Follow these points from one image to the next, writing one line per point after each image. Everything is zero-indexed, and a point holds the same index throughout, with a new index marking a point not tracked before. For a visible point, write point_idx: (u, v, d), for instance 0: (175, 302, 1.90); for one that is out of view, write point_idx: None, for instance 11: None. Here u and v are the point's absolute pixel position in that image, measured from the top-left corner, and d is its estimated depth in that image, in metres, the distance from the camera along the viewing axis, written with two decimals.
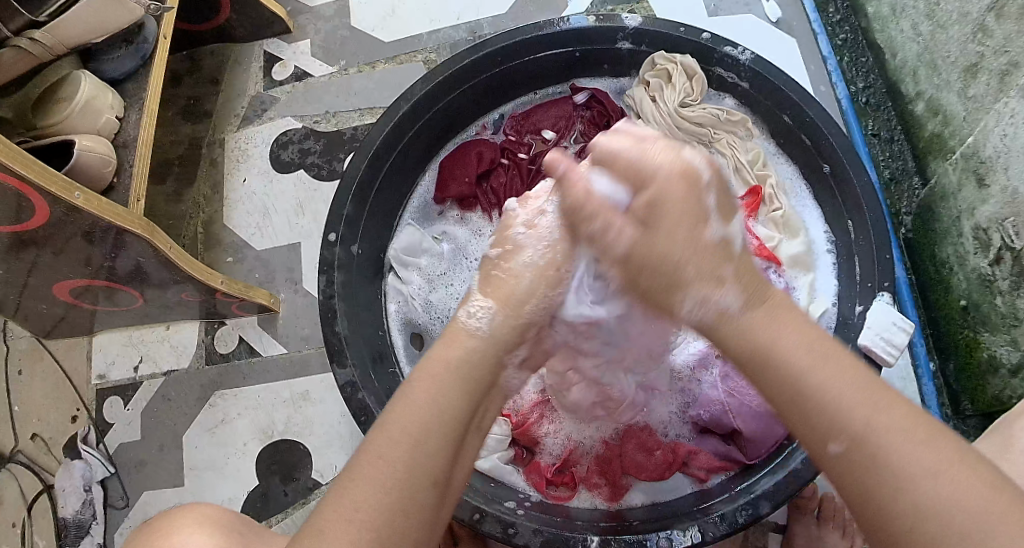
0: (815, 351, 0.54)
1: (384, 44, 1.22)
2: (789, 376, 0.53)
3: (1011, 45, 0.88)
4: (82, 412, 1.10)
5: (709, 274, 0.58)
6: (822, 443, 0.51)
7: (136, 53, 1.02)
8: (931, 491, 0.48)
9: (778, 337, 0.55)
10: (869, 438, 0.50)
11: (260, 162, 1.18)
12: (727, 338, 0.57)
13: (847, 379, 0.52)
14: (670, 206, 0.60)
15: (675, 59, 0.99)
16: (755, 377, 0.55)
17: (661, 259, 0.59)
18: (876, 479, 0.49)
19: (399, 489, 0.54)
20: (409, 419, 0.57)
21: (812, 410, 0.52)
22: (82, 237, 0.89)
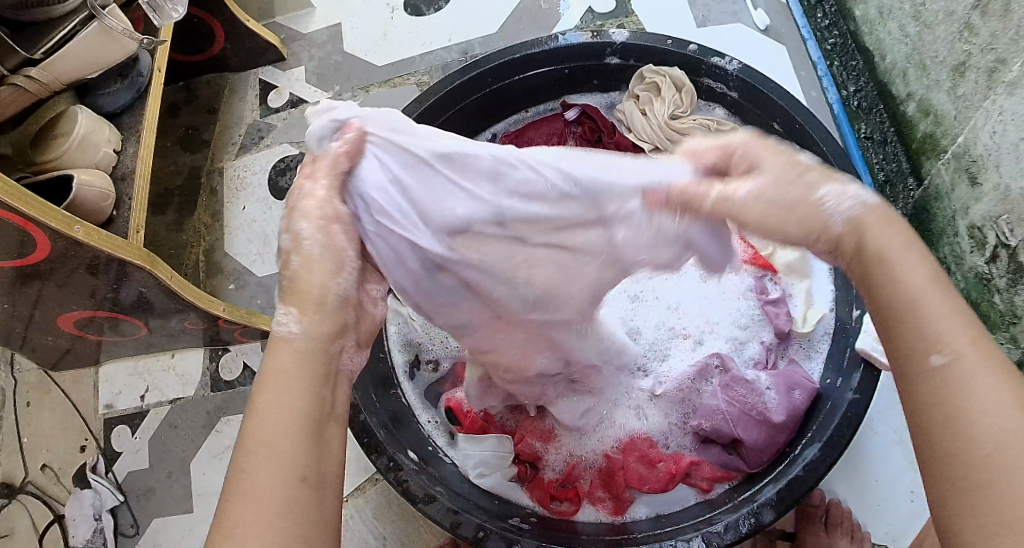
0: (937, 274, 0.52)
1: (377, 68, 1.24)
2: (908, 287, 0.52)
3: (996, 43, 0.88)
4: (90, 442, 1.11)
5: (831, 177, 0.57)
6: (923, 353, 0.50)
7: (132, 87, 1.04)
8: (1008, 425, 0.47)
9: (903, 254, 0.53)
10: (971, 358, 0.49)
11: (258, 191, 1.19)
12: (863, 243, 0.55)
13: (955, 303, 0.51)
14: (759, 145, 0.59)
15: (663, 72, 1.00)
16: (874, 285, 0.54)
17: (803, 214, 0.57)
18: (964, 404, 0.48)
19: (275, 501, 0.49)
20: (265, 424, 0.51)
21: (925, 321, 0.51)
22: (85, 270, 0.91)
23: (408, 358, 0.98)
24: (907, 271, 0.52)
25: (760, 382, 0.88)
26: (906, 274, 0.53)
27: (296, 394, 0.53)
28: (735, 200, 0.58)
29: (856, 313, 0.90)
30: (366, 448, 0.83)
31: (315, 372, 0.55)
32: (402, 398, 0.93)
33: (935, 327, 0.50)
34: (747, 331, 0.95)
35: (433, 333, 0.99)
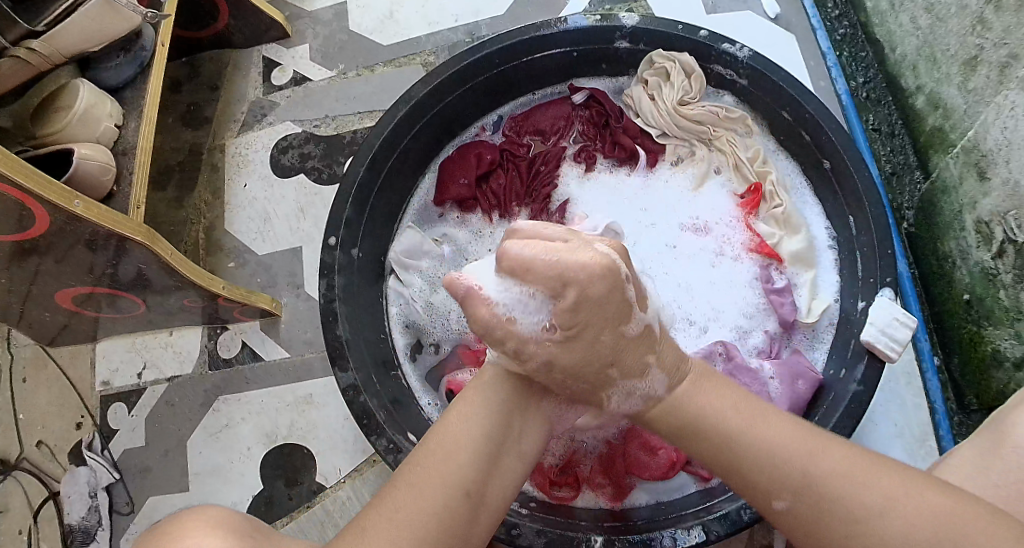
0: (744, 411, 0.65)
1: (382, 47, 1.22)
2: (724, 443, 0.64)
3: (1010, 37, 0.88)
4: (86, 419, 1.10)
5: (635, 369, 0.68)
6: (767, 499, 0.62)
7: (135, 61, 1.01)
8: (884, 527, 0.57)
9: (706, 407, 0.66)
10: (806, 491, 0.60)
11: (260, 168, 1.18)
12: (664, 411, 0.68)
13: (783, 432, 0.63)
14: (601, 314, 0.65)
15: (673, 58, 0.98)
16: (701, 446, 0.65)
17: (581, 370, 0.68)
18: (826, 526, 0.59)
19: (432, 499, 0.61)
20: (443, 436, 0.65)
21: (753, 466, 0.62)
22: (84, 245, 0.90)
23: (410, 340, 0.98)
24: (718, 422, 0.65)
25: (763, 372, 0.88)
26: (723, 418, 0.65)
27: (477, 417, 0.66)
28: (536, 346, 0.67)
29: (861, 304, 0.89)
30: (366, 429, 0.83)
31: (501, 403, 0.68)
32: (402, 381, 0.93)
33: (767, 463, 0.62)
34: (752, 321, 0.94)
35: (435, 315, 0.97)
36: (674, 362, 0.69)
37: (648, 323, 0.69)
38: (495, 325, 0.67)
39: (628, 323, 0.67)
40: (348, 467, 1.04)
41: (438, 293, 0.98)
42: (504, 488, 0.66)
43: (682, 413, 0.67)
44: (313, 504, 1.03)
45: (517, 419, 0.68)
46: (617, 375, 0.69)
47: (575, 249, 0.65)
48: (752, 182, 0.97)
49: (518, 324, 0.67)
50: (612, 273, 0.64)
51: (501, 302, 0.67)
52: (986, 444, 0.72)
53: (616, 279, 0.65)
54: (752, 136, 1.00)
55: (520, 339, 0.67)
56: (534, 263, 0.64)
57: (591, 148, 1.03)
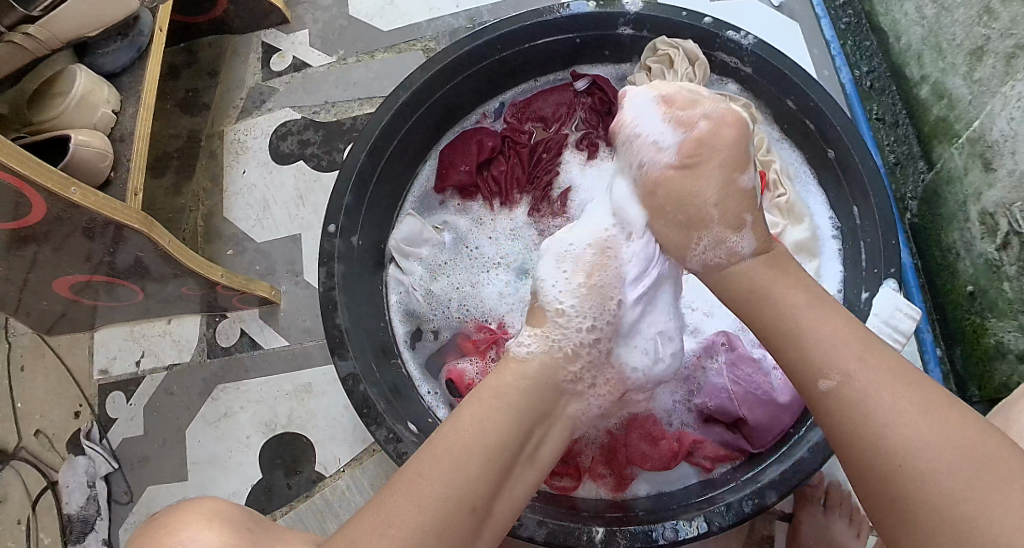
0: (816, 304, 0.62)
1: (382, 33, 1.21)
2: (793, 318, 0.62)
3: (1017, 28, 0.87)
4: (84, 408, 1.10)
5: (734, 224, 0.67)
6: (813, 378, 0.59)
7: (133, 46, 1.00)
8: (919, 430, 0.54)
9: (781, 286, 0.64)
10: (855, 377, 0.58)
11: (259, 155, 1.17)
12: (737, 276, 0.66)
13: (836, 327, 0.61)
14: (720, 154, 0.67)
15: (677, 45, 0.96)
16: (758, 320, 0.64)
17: (688, 194, 0.68)
18: (863, 419, 0.56)
19: (434, 510, 0.59)
20: (454, 441, 0.62)
21: (813, 349, 0.60)
22: (82, 233, 0.89)
23: (410, 328, 0.97)
24: (788, 303, 0.63)
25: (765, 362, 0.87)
26: (791, 304, 0.63)
27: (493, 425, 0.63)
28: (658, 169, 0.69)
29: (865, 295, 0.88)
30: (365, 419, 0.82)
31: (522, 408, 0.65)
32: (402, 369, 0.92)
33: (819, 350, 0.60)
34: None
35: (435, 304, 0.97)
36: (770, 231, 0.68)
37: (759, 188, 0.69)
38: (624, 134, 0.72)
39: (743, 172, 0.68)
40: (347, 456, 1.04)
41: (439, 281, 0.98)
42: (514, 497, 0.65)
43: (751, 285, 0.65)
44: (313, 493, 1.03)
45: (534, 429, 0.66)
46: (709, 217, 0.67)
47: (715, 103, 0.70)
48: (756, 170, 0.94)
49: (653, 151, 0.70)
50: (742, 124, 0.69)
51: (647, 132, 0.70)
52: (991, 434, 0.71)
53: (746, 131, 0.69)
54: (756, 124, 0.98)
55: (647, 154, 0.70)
56: (675, 93, 0.71)
57: (593, 135, 1.02)
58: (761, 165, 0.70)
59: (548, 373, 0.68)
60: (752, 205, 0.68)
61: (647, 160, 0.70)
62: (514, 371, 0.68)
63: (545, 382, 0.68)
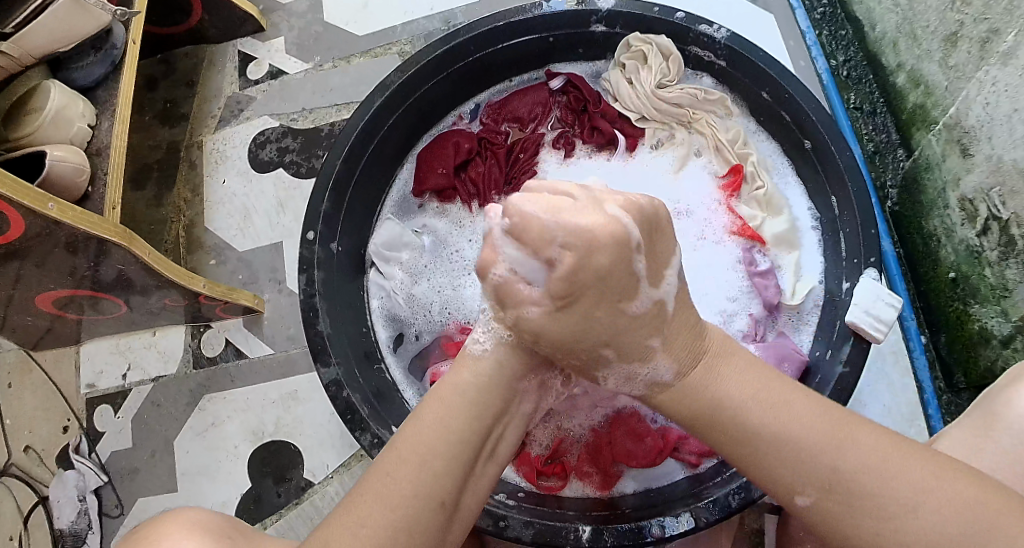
0: (762, 398, 0.62)
1: (358, 38, 1.21)
2: (751, 435, 0.61)
3: (990, 13, 0.86)
4: (73, 422, 1.09)
5: (638, 356, 0.66)
6: (790, 496, 0.60)
7: (106, 59, 1.00)
8: (916, 521, 0.57)
9: (721, 391, 0.63)
10: (833, 489, 0.59)
11: (238, 163, 1.17)
12: (666, 402, 0.66)
13: (798, 421, 0.60)
14: (605, 259, 0.61)
15: (650, 41, 0.98)
16: (705, 433, 0.64)
17: (575, 338, 0.65)
18: (859, 509, 0.58)
19: (404, 507, 0.59)
20: (417, 441, 0.61)
21: (774, 464, 0.60)
22: (64, 248, 0.88)
23: (392, 332, 0.97)
24: (730, 403, 0.63)
25: None
26: (743, 409, 0.62)
27: (452, 422, 0.62)
28: (531, 311, 0.64)
29: (846, 285, 0.88)
30: (349, 426, 0.82)
31: (478, 407, 0.64)
32: (385, 373, 0.92)
33: (789, 455, 0.60)
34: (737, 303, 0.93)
35: (417, 308, 0.97)
36: (686, 347, 0.66)
37: (660, 300, 0.65)
38: (501, 286, 0.64)
39: (631, 301, 0.63)
40: (336, 462, 1.04)
41: (420, 285, 0.98)
42: (479, 490, 0.65)
43: (684, 403, 0.65)
44: (302, 501, 1.03)
45: (494, 426, 0.65)
46: (610, 362, 0.67)
47: (581, 211, 0.61)
48: (733, 164, 0.97)
49: (523, 294, 0.64)
50: (619, 243, 0.61)
51: (513, 262, 0.63)
52: (979, 421, 0.72)
53: (624, 250, 0.61)
54: (730, 118, 1.00)
55: (516, 299, 0.64)
56: (529, 211, 0.61)
57: (570, 134, 1.02)
58: (656, 272, 0.64)
59: (504, 373, 0.66)
60: (659, 324, 0.66)
61: (514, 312, 0.64)
62: (471, 369, 0.66)
63: (501, 379, 0.66)
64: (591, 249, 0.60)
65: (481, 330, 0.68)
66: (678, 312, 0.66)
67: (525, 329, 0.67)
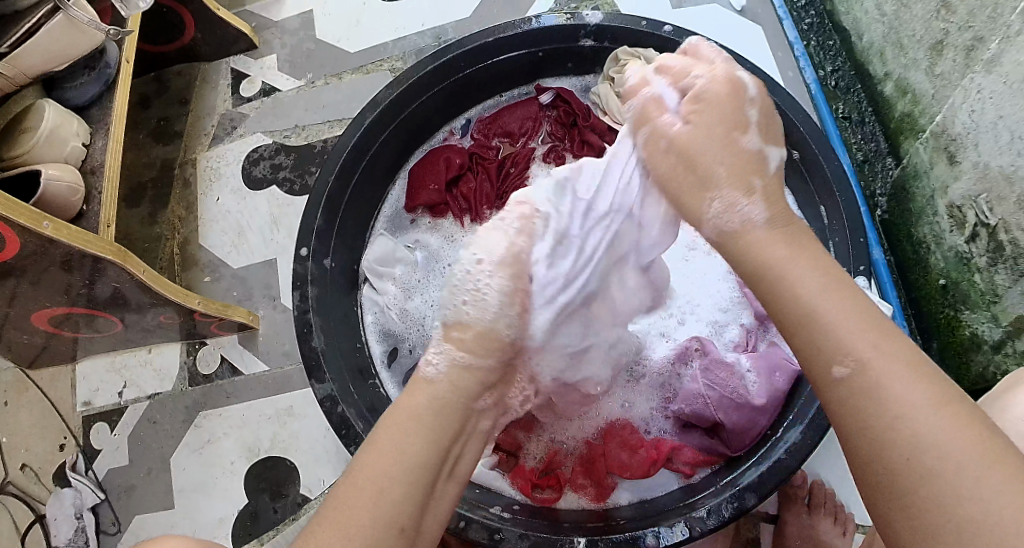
0: (829, 276, 0.54)
1: (350, 54, 1.22)
2: (807, 302, 0.53)
3: (974, 21, 0.87)
4: (69, 440, 1.09)
5: (742, 183, 0.58)
6: (827, 363, 0.52)
7: (100, 78, 1.00)
8: (929, 427, 0.48)
9: (791, 264, 0.55)
10: (872, 366, 0.51)
11: (232, 181, 1.18)
12: (746, 249, 0.57)
13: (854, 307, 0.53)
14: (725, 104, 0.60)
15: (638, 55, 0.96)
16: (761, 296, 0.56)
17: (693, 151, 0.60)
18: (876, 411, 0.50)
19: (362, 542, 0.54)
20: (370, 467, 0.57)
21: (813, 341, 0.53)
22: (59, 267, 0.89)
23: (387, 347, 0.97)
24: (798, 281, 0.54)
25: (740, 365, 0.87)
26: (802, 292, 0.54)
27: (410, 447, 0.58)
28: (669, 129, 0.61)
29: None
30: (344, 441, 0.82)
31: (438, 424, 0.59)
32: (380, 388, 0.92)
33: (838, 330, 0.52)
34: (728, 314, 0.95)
35: (411, 323, 0.98)
36: (782, 200, 0.59)
37: (769, 155, 0.60)
38: (640, 105, 0.63)
39: (743, 133, 0.59)
40: (332, 477, 1.04)
41: (413, 300, 0.99)
42: (439, 515, 0.60)
43: (755, 254, 0.57)
44: (298, 516, 1.03)
45: (456, 444, 0.61)
46: (718, 176, 0.59)
47: (716, 63, 0.62)
48: None
49: (657, 111, 0.62)
50: (735, 88, 0.60)
51: (653, 91, 0.63)
52: None
53: (739, 98, 0.60)
54: None
55: (652, 117, 0.62)
56: (672, 60, 0.63)
57: (560, 148, 1.03)
58: (770, 128, 0.61)
59: (458, 396, 0.61)
60: (761, 170, 0.59)
61: (646, 130, 0.63)
62: (426, 391, 0.61)
63: (457, 399, 0.61)
64: (703, 94, 0.60)
65: (432, 352, 0.63)
66: (780, 176, 0.60)
67: (473, 352, 0.63)
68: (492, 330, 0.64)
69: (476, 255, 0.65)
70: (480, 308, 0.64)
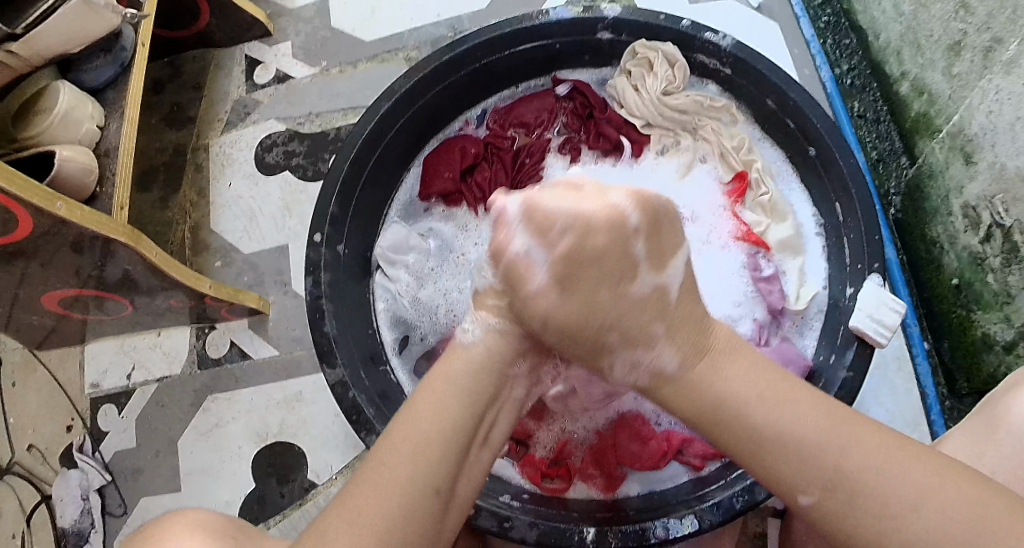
0: (769, 400, 0.62)
1: (365, 43, 1.22)
2: (753, 431, 0.61)
3: (993, 22, 0.87)
4: (76, 421, 1.10)
5: (641, 343, 0.66)
6: (793, 493, 0.60)
7: (117, 61, 1.01)
8: (924, 520, 0.56)
9: (729, 392, 0.63)
10: (837, 484, 0.59)
11: (244, 166, 1.18)
12: (664, 391, 0.66)
13: (807, 415, 0.61)
14: (603, 250, 0.65)
15: (655, 48, 0.98)
16: (709, 426, 0.64)
17: (591, 319, 0.66)
18: (859, 518, 0.58)
19: (401, 498, 0.59)
20: (413, 428, 0.62)
21: (781, 464, 0.60)
22: (71, 248, 0.89)
23: (398, 334, 0.98)
24: (738, 404, 0.62)
25: None
26: (747, 403, 0.62)
27: (448, 411, 0.63)
28: (546, 304, 0.66)
29: (849, 291, 0.89)
30: (354, 426, 0.83)
31: (474, 391, 0.65)
32: (390, 375, 0.93)
33: (789, 452, 0.60)
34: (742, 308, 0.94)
35: (423, 310, 0.98)
36: (687, 335, 0.66)
37: (662, 286, 0.67)
38: (511, 266, 0.66)
39: (633, 281, 0.66)
40: (340, 463, 1.04)
41: (426, 287, 0.98)
42: (471, 482, 0.65)
43: (697, 396, 0.64)
44: (305, 501, 1.03)
45: (489, 412, 0.66)
46: (614, 344, 0.67)
47: (585, 197, 0.66)
48: (737, 171, 0.97)
49: (530, 271, 0.66)
50: (618, 226, 0.65)
51: (518, 253, 0.66)
52: (982, 426, 0.72)
53: (622, 233, 0.65)
54: (736, 124, 1.01)
55: (526, 284, 0.66)
56: (546, 205, 0.65)
57: (575, 140, 1.03)
58: (657, 258, 0.67)
59: (494, 360, 0.67)
60: (661, 313, 0.67)
61: (527, 294, 0.66)
62: (462, 359, 0.67)
63: (491, 365, 0.67)
64: (586, 237, 0.65)
65: (469, 323, 0.70)
66: (682, 304, 0.68)
67: (509, 320, 0.69)
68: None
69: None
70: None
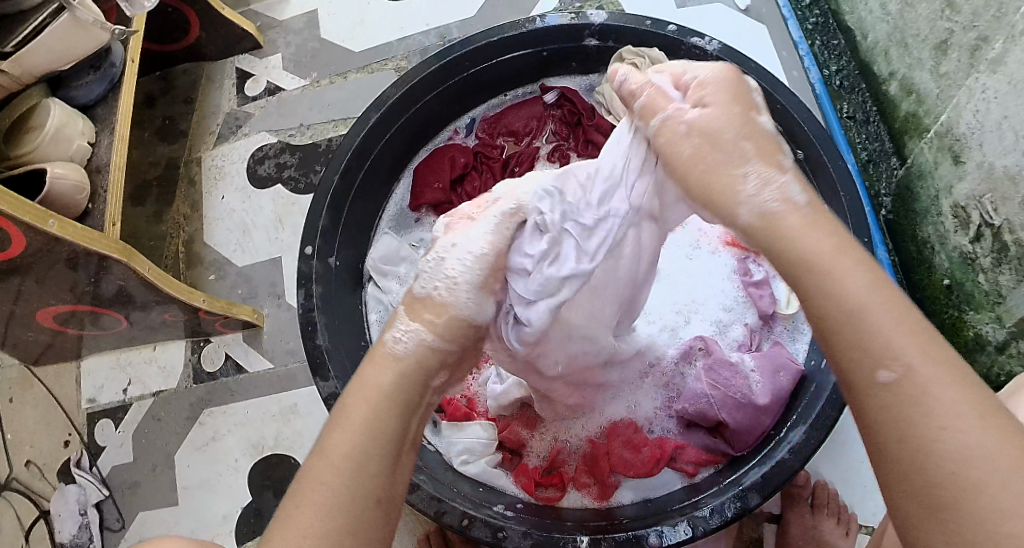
0: (874, 281, 0.51)
1: (354, 54, 1.22)
2: (849, 303, 0.50)
3: (979, 21, 0.87)
4: (74, 437, 1.10)
5: (770, 160, 0.58)
6: (871, 370, 0.48)
7: (105, 77, 1.01)
8: (962, 441, 0.45)
9: (824, 248, 0.53)
10: (919, 370, 0.47)
11: (236, 179, 1.18)
12: (779, 240, 0.55)
13: (892, 309, 0.50)
14: (730, 85, 0.62)
15: (643, 53, 0.95)
16: (798, 288, 0.53)
17: (720, 134, 0.60)
18: (921, 417, 0.46)
19: (343, 512, 0.53)
20: (347, 442, 0.55)
21: (862, 340, 0.49)
22: (65, 264, 0.89)
23: None
24: (837, 275, 0.51)
25: (745, 364, 0.87)
26: (843, 278, 0.51)
27: (383, 420, 0.57)
28: (683, 117, 0.61)
29: None
30: None
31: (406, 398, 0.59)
32: None
33: (867, 325, 0.49)
34: (732, 313, 0.95)
35: None
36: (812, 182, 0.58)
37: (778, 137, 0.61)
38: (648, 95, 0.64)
39: (757, 113, 0.61)
40: None
41: None
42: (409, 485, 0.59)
43: (795, 244, 0.54)
44: None
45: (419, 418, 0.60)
46: (734, 170, 0.58)
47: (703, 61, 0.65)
48: None
49: (665, 98, 0.63)
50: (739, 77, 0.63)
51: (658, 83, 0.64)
52: None
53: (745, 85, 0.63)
54: None
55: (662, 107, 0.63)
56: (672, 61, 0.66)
57: (564, 147, 1.04)
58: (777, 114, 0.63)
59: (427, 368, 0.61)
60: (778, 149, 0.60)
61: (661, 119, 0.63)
62: (394, 367, 0.60)
63: (420, 373, 0.60)
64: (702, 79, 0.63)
65: (401, 330, 0.62)
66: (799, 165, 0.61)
67: (443, 336, 0.62)
68: (468, 317, 0.63)
69: (454, 245, 0.64)
70: (455, 295, 0.63)
